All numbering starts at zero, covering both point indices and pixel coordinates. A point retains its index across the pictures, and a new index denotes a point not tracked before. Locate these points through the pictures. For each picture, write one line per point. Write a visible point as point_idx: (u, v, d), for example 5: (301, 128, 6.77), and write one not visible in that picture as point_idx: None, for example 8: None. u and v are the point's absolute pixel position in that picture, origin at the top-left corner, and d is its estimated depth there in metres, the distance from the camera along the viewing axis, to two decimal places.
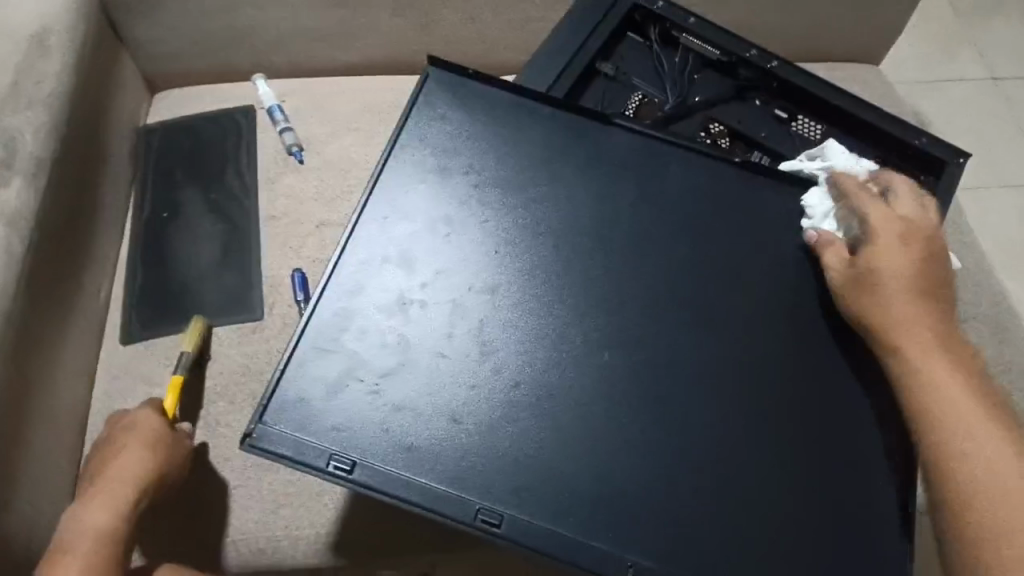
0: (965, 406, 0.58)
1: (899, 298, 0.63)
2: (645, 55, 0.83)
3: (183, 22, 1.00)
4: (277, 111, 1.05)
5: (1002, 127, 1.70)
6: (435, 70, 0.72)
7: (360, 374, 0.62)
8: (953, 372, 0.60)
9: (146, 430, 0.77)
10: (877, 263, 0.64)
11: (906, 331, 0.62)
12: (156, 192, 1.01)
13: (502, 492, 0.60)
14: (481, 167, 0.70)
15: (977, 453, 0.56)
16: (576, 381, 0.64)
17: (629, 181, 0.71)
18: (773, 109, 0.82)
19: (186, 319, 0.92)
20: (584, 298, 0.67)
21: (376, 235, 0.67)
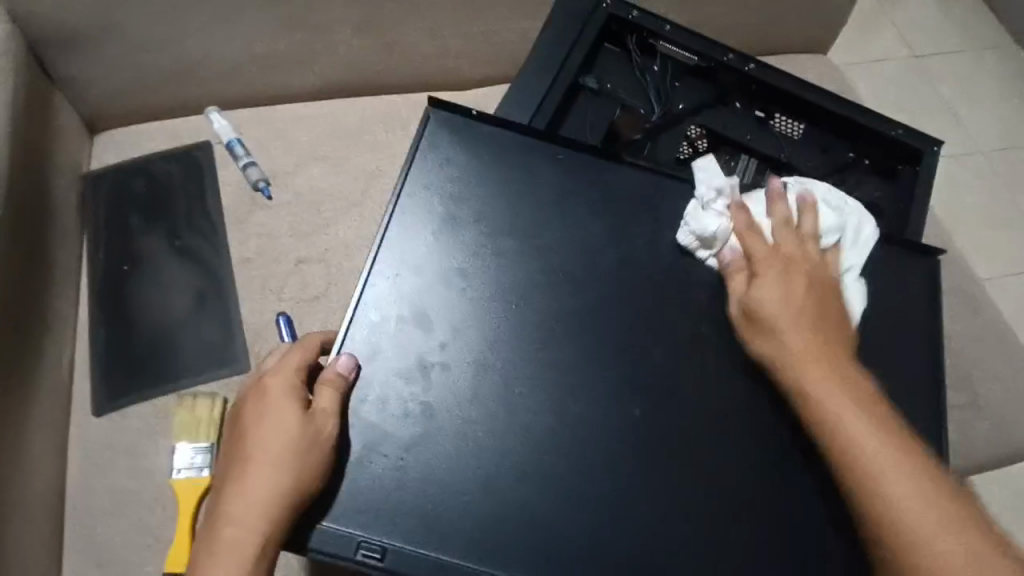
0: (858, 414, 0.54)
1: (812, 344, 0.60)
2: (624, 65, 0.83)
3: (123, 58, 0.92)
4: (238, 144, 0.98)
5: (929, 101, 1.80)
6: (437, 113, 0.72)
7: (382, 448, 0.63)
8: (840, 390, 0.56)
9: (301, 430, 0.60)
10: (762, 302, 0.63)
11: (819, 374, 0.57)
12: (112, 243, 0.93)
13: (537, 563, 0.61)
14: (490, 216, 0.70)
15: (898, 476, 0.50)
16: (605, 433, 0.65)
17: (636, 216, 0.72)
18: (753, 110, 0.83)
19: (166, 378, 0.85)
20: (600, 343, 0.68)
21: (387, 293, 0.67)
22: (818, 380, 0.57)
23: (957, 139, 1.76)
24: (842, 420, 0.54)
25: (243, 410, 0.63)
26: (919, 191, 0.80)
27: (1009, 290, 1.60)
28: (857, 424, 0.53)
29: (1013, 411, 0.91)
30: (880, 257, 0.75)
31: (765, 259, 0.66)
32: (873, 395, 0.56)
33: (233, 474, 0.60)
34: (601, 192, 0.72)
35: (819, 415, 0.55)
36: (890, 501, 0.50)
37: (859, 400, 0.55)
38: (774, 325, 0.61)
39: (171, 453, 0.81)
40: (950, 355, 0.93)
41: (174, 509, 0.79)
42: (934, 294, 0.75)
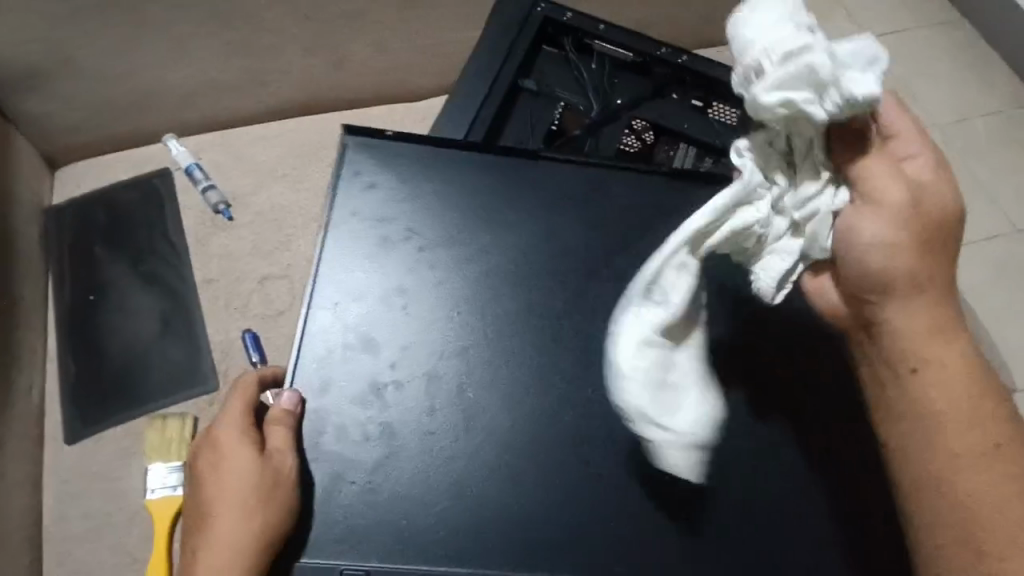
0: (958, 420, 0.49)
1: (938, 347, 0.50)
2: (562, 65, 0.86)
3: (77, 92, 0.94)
4: (196, 169, 1.00)
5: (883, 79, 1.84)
6: (351, 138, 0.75)
7: (351, 476, 0.65)
8: (953, 384, 0.49)
9: (260, 470, 0.63)
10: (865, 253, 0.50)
11: (939, 391, 0.49)
12: (78, 274, 0.94)
13: (518, 554, 0.63)
14: (421, 229, 0.73)
15: (992, 491, 0.48)
16: (561, 418, 0.67)
17: (567, 205, 0.74)
18: (690, 100, 0.86)
19: (137, 402, 0.86)
20: (543, 333, 0.70)
21: (332, 324, 0.69)
22: (935, 367, 0.49)
23: (912, 116, 1.80)
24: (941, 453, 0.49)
25: (201, 462, 0.66)
26: None
27: (971, 258, 1.63)
28: (960, 421, 0.49)
29: None
30: None
31: (869, 206, 0.50)
32: (995, 415, 0.49)
33: (203, 527, 0.63)
34: (526, 184, 0.74)
35: (908, 459, 0.50)
36: (968, 514, 0.48)
37: (974, 432, 0.49)
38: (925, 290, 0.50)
39: (144, 474, 0.82)
40: None
41: (149, 529, 0.80)
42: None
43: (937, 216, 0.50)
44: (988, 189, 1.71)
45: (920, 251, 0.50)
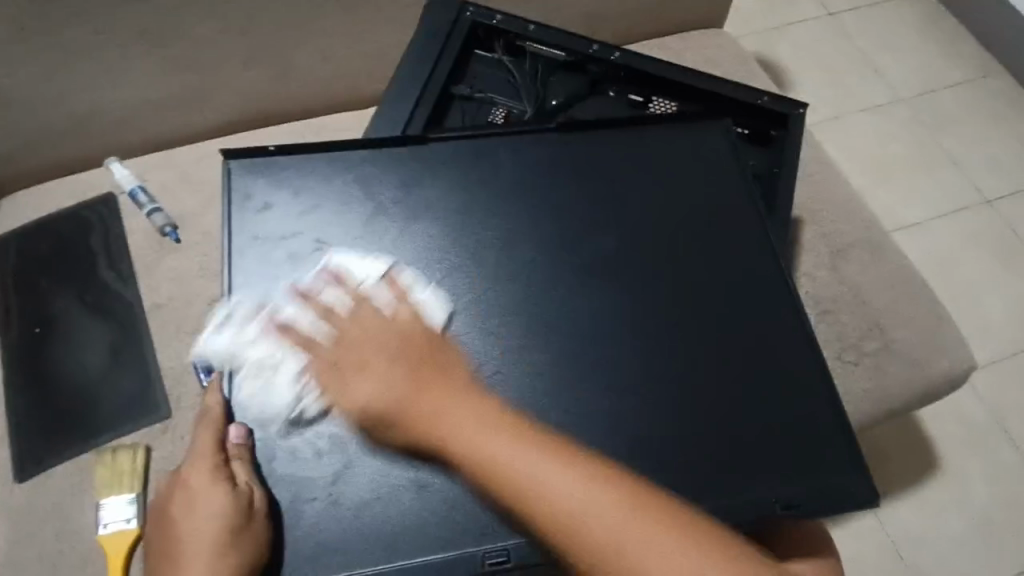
0: (498, 449, 0.54)
1: (478, 409, 0.56)
2: (496, 69, 0.86)
3: (11, 119, 0.92)
4: (140, 192, 0.98)
5: (847, 56, 1.84)
6: (233, 164, 0.74)
7: (311, 493, 0.62)
8: (477, 425, 0.55)
9: (231, 506, 0.59)
10: (369, 392, 0.59)
11: (484, 451, 0.54)
12: (22, 306, 0.92)
13: (498, 530, 0.61)
14: (329, 236, 0.72)
15: (581, 495, 0.51)
16: (502, 389, 0.67)
17: (490, 191, 0.75)
18: (628, 95, 0.86)
19: (88, 434, 0.85)
20: (474, 314, 0.69)
21: (259, 351, 0.67)
22: (458, 422, 0.56)
23: (876, 91, 1.79)
24: (537, 491, 0.52)
25: (174, 504, 0.62)
26: (790, 153, 0.82)
27: (940, 231, 1.62)
28: (506, 448, 0.54)
29: (922, 352, 0.93)
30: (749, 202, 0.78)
31: (356, 372, 0.60)
32: (528, 429, 0.55)
33: (171, 565, 0.60)
34: (429, 173, 0.75)
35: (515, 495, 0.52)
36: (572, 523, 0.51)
37: (560, 477, 0.52)
38: (402, 412, 0.57)
39: (97, 509, 0.81)
40: (859, 304, 0.95)
41: (105, 563, 0.79)
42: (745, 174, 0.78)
43: (410, 332, 0.62)
44: (954, 160, 1.71)
45: (405, 363, 0.59)
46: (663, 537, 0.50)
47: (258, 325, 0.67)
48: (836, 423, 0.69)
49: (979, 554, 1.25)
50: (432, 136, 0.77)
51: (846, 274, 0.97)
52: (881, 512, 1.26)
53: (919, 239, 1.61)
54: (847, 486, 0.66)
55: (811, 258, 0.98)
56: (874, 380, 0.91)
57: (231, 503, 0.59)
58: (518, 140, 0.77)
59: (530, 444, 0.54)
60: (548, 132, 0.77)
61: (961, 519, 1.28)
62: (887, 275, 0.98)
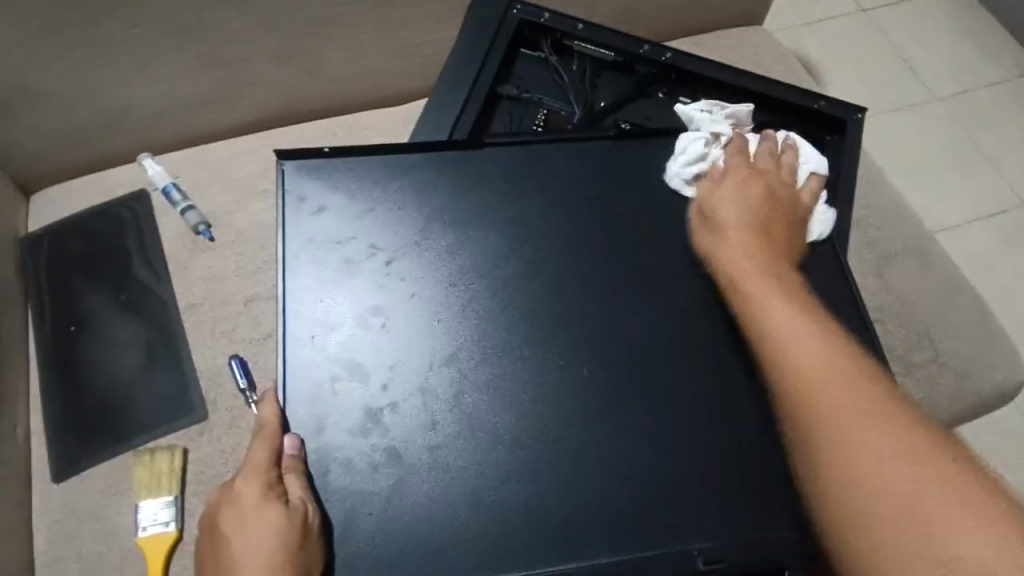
0: (802, 330, 0.56)
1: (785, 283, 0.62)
2: (541, 68, 0.86)
3: (45, 117, 0.90)
4: (173, 189, 0.97)
5: (881, 53, 1.79)
6: (286, 164, 0.72)
7: (365, 507, 0.61)
8: (775, 299, 0.60)
9: (289, 525, 0.57)
10: (721, 210, 0.68)
11: (784, 326, 0.57)
12: (57, 304, 0.91)
13: (553, 550, 0.60)
14: (381, 242, 0.70)
15: (867, 408, 0.50)
16: (556, 403, 0.65)
17: (541, 196, 0.72)
18: (677, 97, 0.84)
19: (125, 436, 0.84)
20: (528, 324, 0.67)
21: (312, 358, 0.66)
22: (764, 291, 0.61)
23: (911, 90, 1.75)
24: (788, 347, 0.56)
25: (222, 520, 0.60)
26: (846, 160, 0.80)
27: (977, 234, 1.58)
28: (805, 333, 0.56)
29: (972, 363, 0.91)
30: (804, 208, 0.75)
31: (730, 186, 0.70)
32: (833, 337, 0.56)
33: None
34: (481, 176, 0.73)
35: (790, 371, 0.54)
36: (825, 420, 0.50)
37: (843, 388, 0.52)
38: (726, 230, 0.67)
39: (135, 511, 0.80)
40: (907, 313, 0.93)
41: (144, 566, 0.78)
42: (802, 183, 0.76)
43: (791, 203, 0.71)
44: (992, 161, 1.67)
45: (767, 203, 0.69)
46: (894, 422, 0.49)
47: (711, 132, 0.76)
48: None
49: None
50: (481, 141, 0.75)
51: (893, 282, 0.95)
52: None
53: (956, 242, 1.57)
54: None
55: (858, 265, 0.96)
56: (923, 391, 0.89)
57: (286, 522, 0.57)
58: (567, 144, 0.75)
59: (833, 345, 0.55)
60: (603, 140, 0.75)
61: None
62: (935, 283, 0.96)
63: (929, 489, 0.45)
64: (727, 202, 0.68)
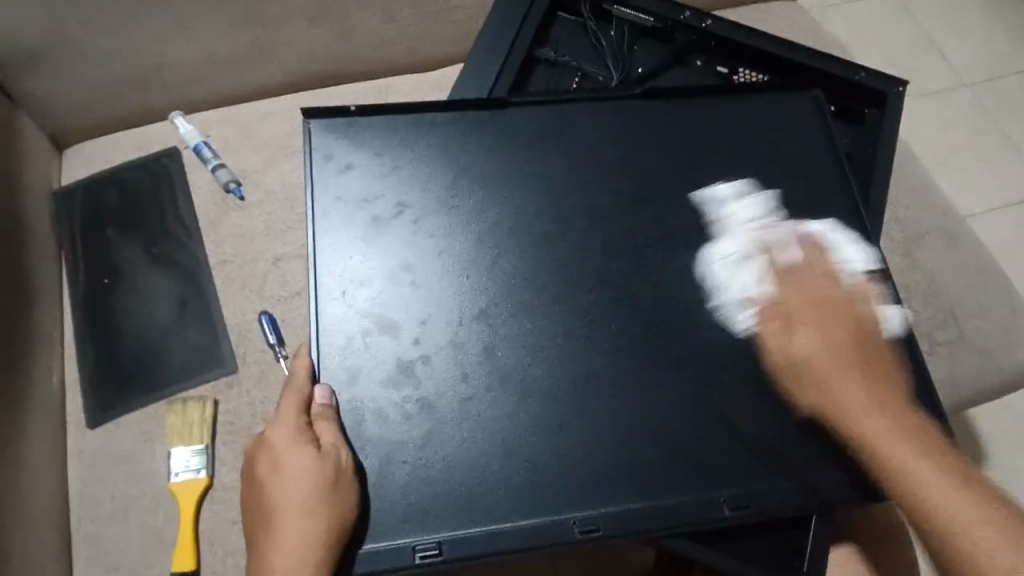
0: (851, 384, 0.57)
1: (823, 356, 0.59)
2: (578, 33, 0.85)
3: (80, 71, 0.91)
4: (205, 147, 0.97)
5: (912, 36, 1.76)
6: (312, 124, 0.71)
7: (400, 455, 0.62)
8: (840, 368, 0.58)
9: (324, 464, 0.59)
10: (811, 359, 0.59)
11: (833, 398, 0.57)
12: (91, 257, 0.93)
13: (585, 499, 0.61)
14: (411, 200, 0.70)
15: (896, 447, 0.54)
16: (589, 359, 0.65)
17: (570, 155, 0.72)
18: (715, 66, 0.84)
19: (157, 387, 0.86)
20: (563, 282, 0.68)
21: (344, 312, 0.66)
22: (866, 415, 0.56)
23: (941, 75, 1.72)
24: (830, 389, 0.58)
25: (258, 466, 0.62)
26: (885, 132, 0.80)
27: (1001, 222, 1.57)
28: (855, 386, 0.57)
29: (998, 345, 0.91)
30: (835, 176, 0.74)
31: (807, 324, 0.60)
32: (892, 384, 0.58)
33: (264, 530, 0.59)
34: (509, 135, 0.72)
35: (875, 444, 0.55)
36: (902, 472, 0.53)
37: (880, 397, 0.57)
38: (816, 376, 0.58)
39: (167, 458, 0.82)
40: (933, 292, 0.93)
41: (175, 509, 0.81)
42: (835, 152, 0.75)
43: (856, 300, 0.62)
44: (1020, 150, 1.65)
45: (839, 328, 0.60)
46: (918, 434, 0.54)
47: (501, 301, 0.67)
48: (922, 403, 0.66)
49: None
50: (511, 100, 0.74)
51: (921, 262, 0.94)
52: None
53: (979, 230, 1.56)
54: None
55: (886, 244, 0.95)
56: (945, 370, 0.89)
57: (321, 462, 0.59)
58: (598, 106, 0.74)
59: (871, 386, 0.57)
60: (628, 99, 0.74)
61: None
62: (963, 263, 0.95)
63: (927, 487, 0.51)
64: (814, 342, 0.59)
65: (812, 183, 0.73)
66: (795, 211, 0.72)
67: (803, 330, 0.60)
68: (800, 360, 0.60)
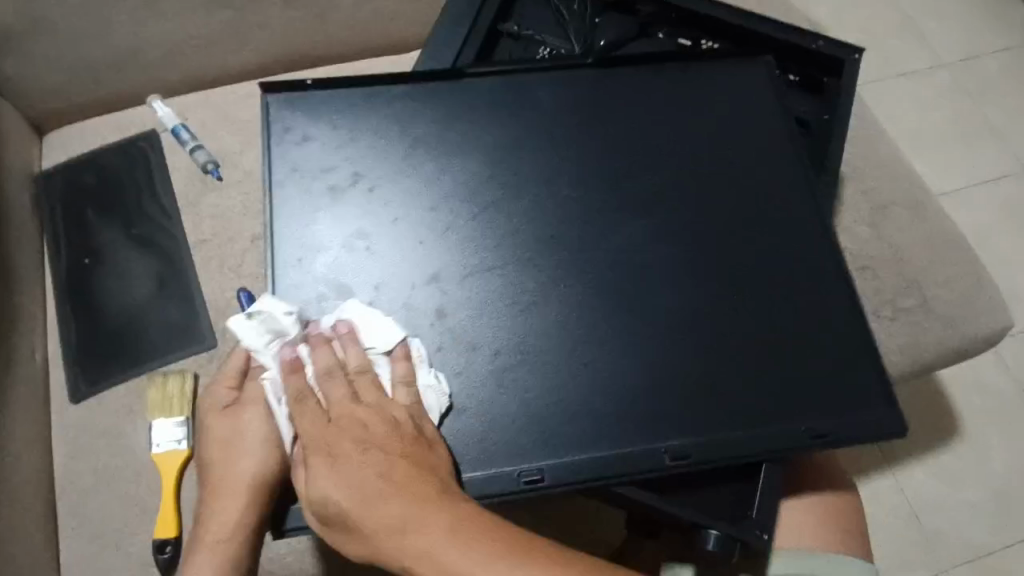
0: (406, 524, 0.50)
1: (364, 484, 0.52)
2: (545, 8, 0.88)
3: (57, 54, 0.92)
4: (183, 129, 0.99)
5: (889, 16, 1.78)
6: (271, 98, 0.73)
7: None
8: (389, 499, 0.51)
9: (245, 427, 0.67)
10: (335, 495, 0.53)
11: (396, 531, 0.50)
12: (71, 238, 0.94)
13: (536, 451, 0.64)
14: (367, 170, 0.72)
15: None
16: (539, 321, 0.68)
17: (522, 125, 0.74)
18: (677, 38, 0.87)
19: (137, 362, 0.88)
20: (515, 248, 0.70)
21: (301, 278, 0.68)
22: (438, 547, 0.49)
23: (918, 54, 1.74)
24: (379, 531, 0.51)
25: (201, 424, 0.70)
26: (842, 99, 0.82)
27: (975, 199, 1.59)
28: (430, 509, 0.51)
29: (960, 311, 0.93)
30: (787, 143, 0.77)
31: (324, 468, 0.54)
32: (439, 511, 0.51)
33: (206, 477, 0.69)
34: (463, 107, 0.74)
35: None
36: None
37: (449, 533, 0.49)
38: (361, 510, 0.51)
39: (149, 430, 0.84)
40: (898, 261, 0.95)
41: (157, 480, 0.83)
42: (787, 120, 0.77)
43: (400, 427, 0.57)
44: (995, 127, 1.67)
45: (386, 460, 0.54)
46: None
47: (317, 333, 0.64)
48: (865, 356, 0.70)
49: (1001, 521, 1.24)
50: (468, 71, 0.76)
51: (886, 231, 0.97)
52: (900, 473, 1.25)
53: (954, 207, 1.58)
54: (872, 416, 0.67)
55: (852, 214, 0.97)
56: (908, 336, 0.91)
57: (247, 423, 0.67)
58: (557, 77, 0.76)
59: (447, 515, 0.51)
60: (583, 67, 0.76)
61: (982, 482, 1.26)
62: (928, 232, 0.97)
63: None
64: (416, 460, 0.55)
65: (765, 150, 0.76)
66: (748, 177, 0.75)
67: (355, 453, 0.54)
68: (325, 498, 0.53)
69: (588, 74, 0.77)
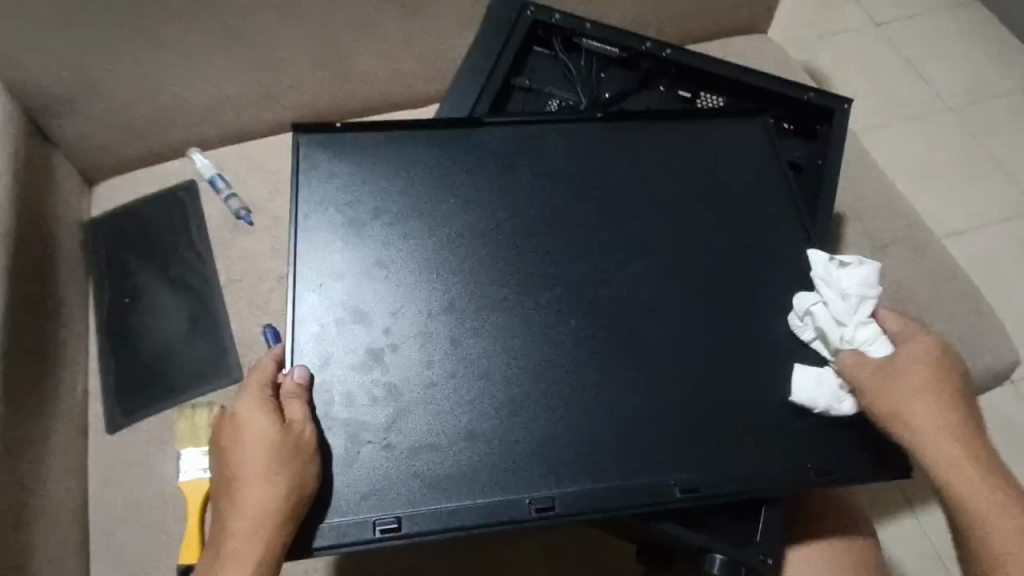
0: (935, 413, 0.65)
1: (928, 375, 0.67)
2: (553, 64, 0.95)
3: (109, 115, 1.01)
4: (219, 179, 1.07)
5: (893, 63, 1.84)
6: (301, 138, 0.79)
7: (368, 436, 0.68)
8: (926, 392, 0.66)
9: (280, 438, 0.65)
10: (904, 367, 0.68)
11: (911, 415, 0.65)
12: (114, 279, 1.01)
13: (541, 475, 0.67)
14: (385, 208, 0.78)
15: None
16: (545, 350, 0.72)
17: (529, 171, 0.80)
18: (676, 90, 0.94)
19: (170, 395, 0.93)
20: (523, 282, 0.75)
21: (321, 306, 0.73)
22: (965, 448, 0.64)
23: (924, 99, 1.79)
24: (909, 405, 0.66)
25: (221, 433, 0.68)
26: (833, 145, 0.87)
27: (985, 238, 1.61)
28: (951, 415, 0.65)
29: (965, 347, 0.94)
30: (782, 188, 0.81)
31: (909, 354, 0.68)
32: (939, 408, 0.66)
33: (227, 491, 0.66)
34: (474, 153, 0.80)
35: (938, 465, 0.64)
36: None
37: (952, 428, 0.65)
38: (916, 389, 0.66)
39: (178, 459, 0.89)
40: (899, 298, 0.97)
41: (183, 505, 0.87)
42: (781, 164, 0.83)
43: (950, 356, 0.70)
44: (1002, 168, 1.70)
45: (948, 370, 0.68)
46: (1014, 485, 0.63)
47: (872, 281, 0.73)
48: None
49: None
50: (483, 121, 0.82)
51: (886, 269, 0.99)
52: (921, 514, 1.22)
53: (962, 247, 1.60)
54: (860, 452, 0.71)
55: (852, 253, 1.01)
56: None
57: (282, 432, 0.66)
58: (565, 127, 0.82)
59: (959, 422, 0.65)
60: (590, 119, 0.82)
61: None
62: (928, 269, 1.00)
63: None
64: (912, 367, 0.67)
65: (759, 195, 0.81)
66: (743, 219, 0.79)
67: (909, 358, 0.68)
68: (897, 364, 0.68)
69: (596, 124, 0.82)
